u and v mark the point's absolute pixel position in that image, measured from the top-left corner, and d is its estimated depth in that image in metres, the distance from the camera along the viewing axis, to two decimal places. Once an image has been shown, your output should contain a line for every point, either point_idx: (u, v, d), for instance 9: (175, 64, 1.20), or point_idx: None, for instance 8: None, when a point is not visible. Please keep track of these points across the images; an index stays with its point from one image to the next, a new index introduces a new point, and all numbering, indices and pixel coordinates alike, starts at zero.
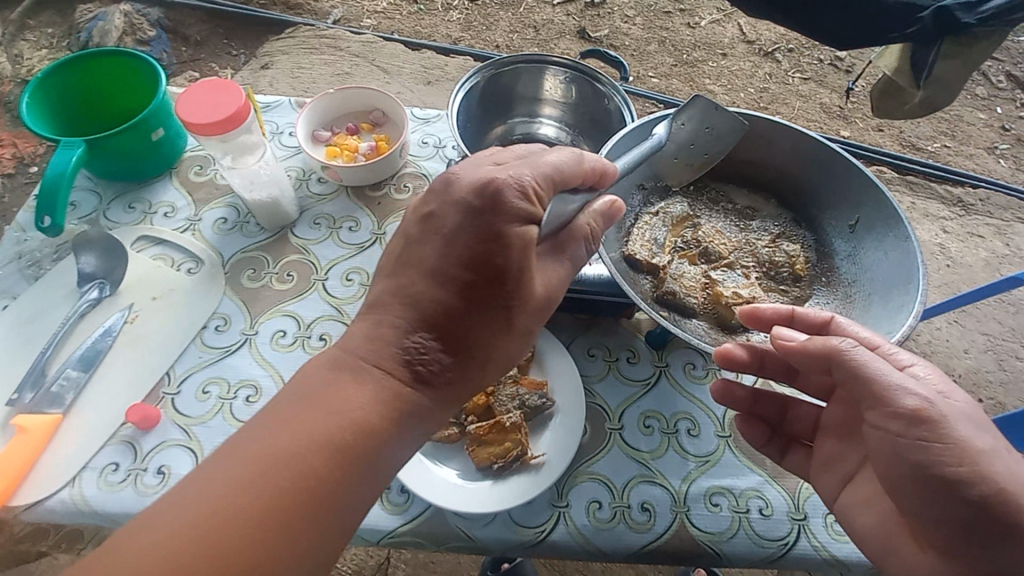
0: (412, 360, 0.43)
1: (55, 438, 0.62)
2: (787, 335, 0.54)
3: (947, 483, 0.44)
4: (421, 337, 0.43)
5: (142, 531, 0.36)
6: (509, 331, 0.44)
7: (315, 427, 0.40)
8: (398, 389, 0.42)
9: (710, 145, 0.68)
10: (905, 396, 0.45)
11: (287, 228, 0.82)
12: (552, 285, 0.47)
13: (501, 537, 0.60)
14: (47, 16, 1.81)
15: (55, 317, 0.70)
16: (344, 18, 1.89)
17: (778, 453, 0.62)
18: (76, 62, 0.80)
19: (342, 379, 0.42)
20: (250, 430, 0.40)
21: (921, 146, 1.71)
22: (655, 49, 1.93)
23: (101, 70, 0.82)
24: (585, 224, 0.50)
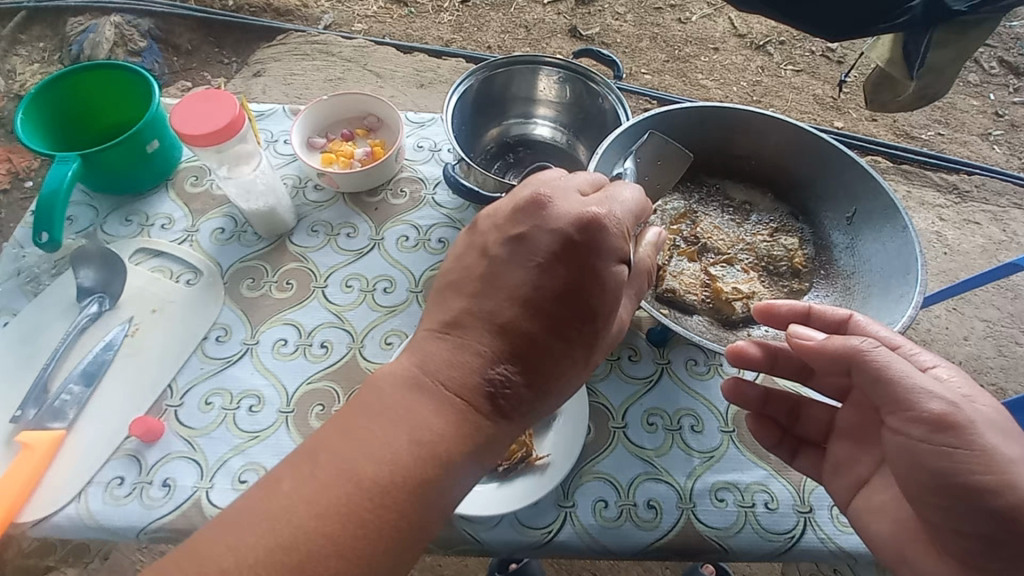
0: (495, 394, 0.42)
1: (60, 453, 0.62)
2: (803, 332, 0.54)
3: (972, 491, 0.44)
4: (505, 370, 0.42)
5: (225, 527, 0.38)
6: (584, 364, 0.44)
7: (396, 446, 0.39)
8: (479, 422, 0.41)
9: (671, 173, 0.69)
10: (929, 400, 0.46)
11: (284, 236, 0.82)
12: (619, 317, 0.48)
13: (508, 538, 0.60)
14: (37, 30, 1.81)
15: (56, 333, 0.70)
16: (336, 23, 1.89)
17: (790, 454, 0.62)
18: (68, 75, 0.79)
19: (421, 402, 0.41)
20: (337, 433, 0.41)
21: (915, 135, 1.71)
22: (647, 45, 1.93)
23: (93, 83, 0.82)
24: (648, 259, 0.49)
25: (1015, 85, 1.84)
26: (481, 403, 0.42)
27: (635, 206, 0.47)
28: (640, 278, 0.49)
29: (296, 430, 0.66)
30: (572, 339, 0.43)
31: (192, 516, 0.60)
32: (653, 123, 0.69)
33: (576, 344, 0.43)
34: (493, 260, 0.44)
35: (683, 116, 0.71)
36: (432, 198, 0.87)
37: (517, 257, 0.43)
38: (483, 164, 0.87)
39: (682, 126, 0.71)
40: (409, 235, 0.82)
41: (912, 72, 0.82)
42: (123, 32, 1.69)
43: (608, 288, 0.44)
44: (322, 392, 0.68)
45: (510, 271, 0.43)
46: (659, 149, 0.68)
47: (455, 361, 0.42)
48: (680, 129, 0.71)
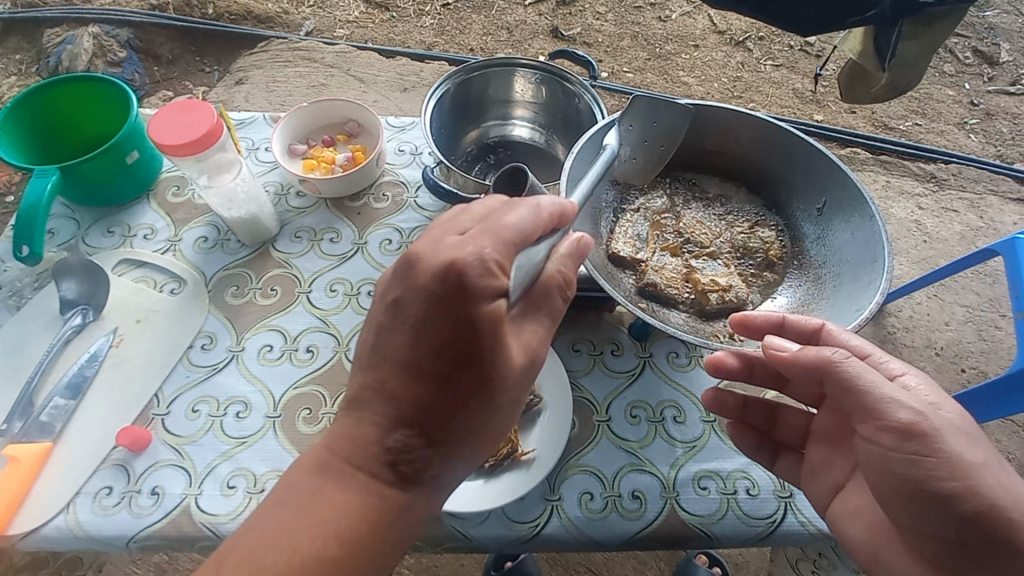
0: (396, 461, 0.42)
1: (46, 467, 0.62)
2: (778, 342, 0.55)
3: (940, 497, 0.45)
4: (402, 435, 0.41)
5: None
6: (493, 408, 0.42)
7: (334, 502, 0.41)
8: (384, 489, 0.42)
9: (659, 144, 0.73)
10: (898, 410, 0.46)
11: (268, 243, 0.82)
12: (532, 350, 0.44)
13: (497, 534, 0.61)
14: (14, 43, 1.79)
15: (39, 347, 0.70)
16: (317, 29, 1.89)
17: (769, 459, 0.63)
18: (39, 90, 0.79)
19: (330, 478, 0.42)
20: (272, 504, 0.42)
21: (893, 126, 1.74)
22: (629, 44, 1.95)
23: (63, 96, 0.81)
24: (557, 272, 0.45)
25: (989, 74, 1.88)
26: (383, 472, 0.42)
27: (551, 209, 0.44)
28: (547, 298, 0.45)
29: (284, 436, 0.66)
30: (470, 389, 0.41)
31: (182, 524, 0.60)
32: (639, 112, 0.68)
33: (476, 392, 0.41)
34: (399, 334, 0.41)
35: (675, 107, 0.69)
36: (414, 201, 0.87)
37: (399, 322, 0.41)
38: (464, 166, 0.88)
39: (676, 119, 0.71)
40: (392, 239, 0.83)
41: (882, 65, 0.84)
42: (102, 43, 1.68)
43: (494, 327, 0.40)
44: (309, 396, 0.69)
45: (392, 336, 0.41)
46: (646, 120, 0.69)
47: (366, 443, 0.42)
48: (669, 117, 0.70)
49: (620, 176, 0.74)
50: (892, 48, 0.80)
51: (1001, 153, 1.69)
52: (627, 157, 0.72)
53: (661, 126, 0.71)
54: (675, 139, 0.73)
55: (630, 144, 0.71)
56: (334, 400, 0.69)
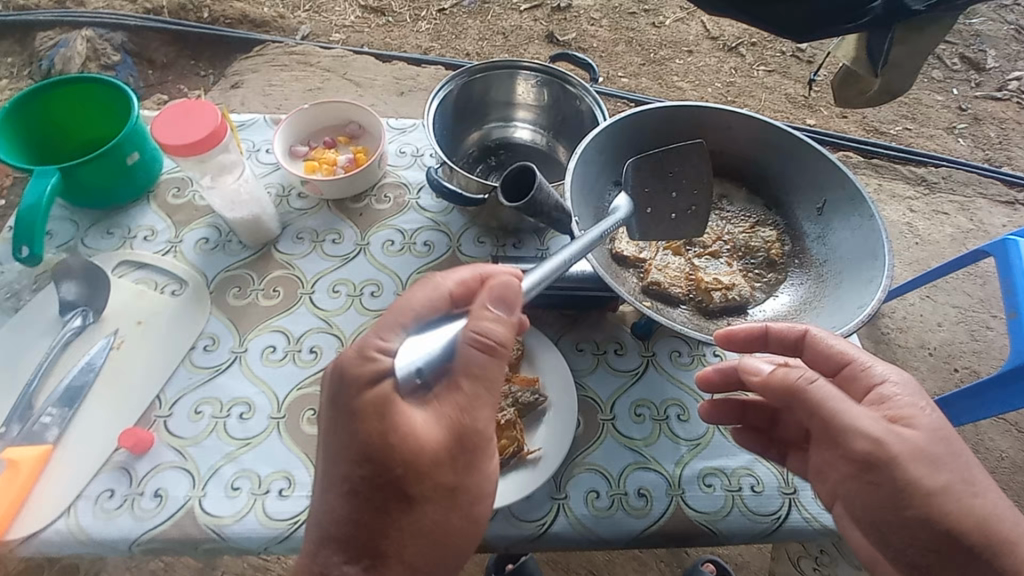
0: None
1: (45, 470, 0.61)
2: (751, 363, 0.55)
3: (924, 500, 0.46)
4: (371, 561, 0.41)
5: None
6: (416, 501, 0.42)
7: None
8: None
9: (692, 194, 0.68)
10: (858, 440, 0.47)
11: (270, 244, 0.82)
12: (454, 425, 0.42)
13: (504, 533, 0.61)
14: (5, 46, 1.78)
15: (39, 349, 0.69)
16: (313, 34, 1.90)
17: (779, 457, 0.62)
18: (33, 102, 0.78)
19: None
20: None
21: (884, 130, 1.77)
22: (623, 50, 1.96)
23: (55, 105, 0.81)
24: (471, 332, 0.41)
25: (976, 80, 1.91)
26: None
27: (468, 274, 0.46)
28: (467, 366, 0.41)
29: (289, 437, 0.66)
30: (376, 484, 0.41)
31: (186, 526, 0.60)
32: (628, 155, 0.73)
33: (385, 486, 0.41)
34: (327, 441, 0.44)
35: (680, 151, 0.69)
36: (416, 202, 0.88)
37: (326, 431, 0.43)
38: (466, 167, 0.88)
39: (693, 154, 0.68)
40: (394, 240, 0.83)
41: (876, 70, 0.87)
42: (96, 47, 1.67)
43: (383, 419, 0.41)
44: (313, 397, 0.69)
45: None
46: (659, 172, 0.68)
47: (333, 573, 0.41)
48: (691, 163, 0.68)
49: (652, 234, 0.68)
50: (884, 51, 0.83)
51: (989, 157, 1.72)
52: (655, 212, 0.68)
53: (677, 169, 0.69)
54: (705, 179, 0.68)
55: (654, 198, 0.68)
56: None
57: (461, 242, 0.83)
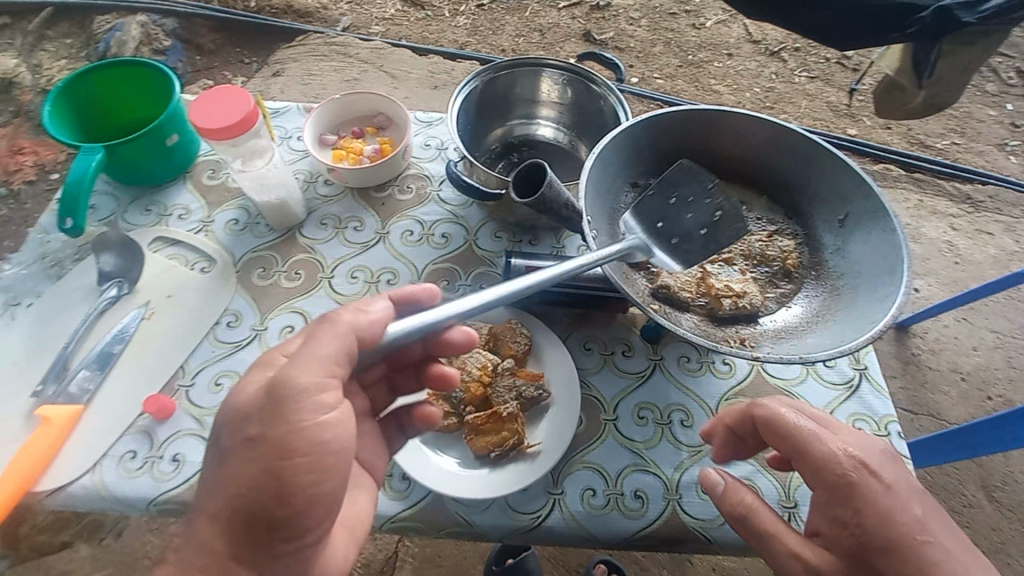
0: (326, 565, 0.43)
1: (75, 428, 0.65)
2: (712, 479, 0.53)
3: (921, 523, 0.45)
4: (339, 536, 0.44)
5: None
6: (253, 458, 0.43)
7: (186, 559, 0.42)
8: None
9: (710, 207, 0.66)
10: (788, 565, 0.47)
11: (295, 229, 0.85)
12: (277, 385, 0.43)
13: (498, 522, 0.62)
14: (65, 28, 1.89)
15: (77, 314, 0.74)
16: (354, 26, 1.94)
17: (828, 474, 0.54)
18: (78, 92, 0.83)
19: None
20: None
21: (930, 144, 1.71)
22: (661, 51, 1.94)
23: (98, 95, 0.85)
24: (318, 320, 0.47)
25: None
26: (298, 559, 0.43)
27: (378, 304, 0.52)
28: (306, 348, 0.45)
29: None
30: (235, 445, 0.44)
31: None
32: (645, 156, 0.72)
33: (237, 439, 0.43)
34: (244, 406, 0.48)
35: (681, 169, 0.69)
36: (437, 194, 0.89)
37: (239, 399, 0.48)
38: (487, 162, 0.89)
39: (683, 172, 0.69)
40: (414, 230, 0.85)
41: (922, 80, 0.85)
42: (148, 32, 1.75)
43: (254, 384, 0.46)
44: None
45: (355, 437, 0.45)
46: (661, 206, 0.68)
47: None
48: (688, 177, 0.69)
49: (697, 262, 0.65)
50: (932, 63, 0.81)
51: None
52: (686, 236, 0.66)
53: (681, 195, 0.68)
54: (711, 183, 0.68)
55: (673, 224, 0.67)
56: None
57: (478, 237, 0.85)
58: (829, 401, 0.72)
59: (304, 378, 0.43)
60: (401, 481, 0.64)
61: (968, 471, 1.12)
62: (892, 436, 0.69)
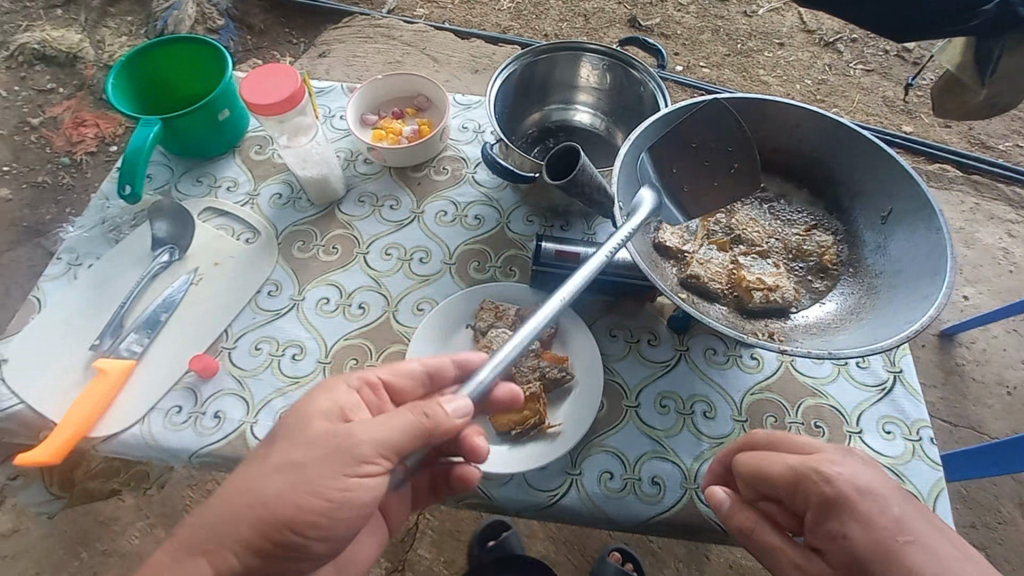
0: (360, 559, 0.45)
1: (128, 381, 0.70)
2: (717, 496, 0.54)
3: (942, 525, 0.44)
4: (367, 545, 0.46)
5: None
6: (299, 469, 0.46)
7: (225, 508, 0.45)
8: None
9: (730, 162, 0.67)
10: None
11: (334, 205, 0.88)
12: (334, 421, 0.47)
13: (516, 497, 0.64)
14: (126, 5, 1.97)
15: (133, 276, 0.79)
16: (399, 8, 1.96)
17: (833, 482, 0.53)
18: (136, 75, 0.87)
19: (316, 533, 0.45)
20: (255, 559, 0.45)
21: (992, 145, 1.61)
22: (708, 38, 1.89)
23: (153, 78, 0.89)
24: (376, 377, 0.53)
25: None
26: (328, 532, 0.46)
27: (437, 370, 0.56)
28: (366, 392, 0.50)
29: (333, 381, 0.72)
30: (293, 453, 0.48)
31: (238, 446, 0.67)
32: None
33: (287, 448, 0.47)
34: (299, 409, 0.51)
35: (707, 110, 0.65)
36: (472, 176, 0.91)
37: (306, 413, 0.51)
38: (522, 146, 0.89)
39: (708, 116, 0.65)
40: (447, 211, 0.87)
41: (983, 78, 0.81)
42: (203, 11, 1.82)
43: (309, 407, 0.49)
44: (357, 348, 0.74)
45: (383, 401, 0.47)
46: (679, 151, 0.67)
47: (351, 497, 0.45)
48: (715, 124, 0.66)
49: (698, 214, 0.69)
50: (994, 61, 0.79)
51: None
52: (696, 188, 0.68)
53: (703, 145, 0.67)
54: (739, 126, 0.65)
55: (687, 173, 0.67)
56: (380, 354, 0.74)
57: (510, 219, 0.86)
58: (860, 402, 0.70)
59: (362, 444, 0.45)
60: None
61: (1007, 487, 1.09)
62: (923, 441, 0.67)
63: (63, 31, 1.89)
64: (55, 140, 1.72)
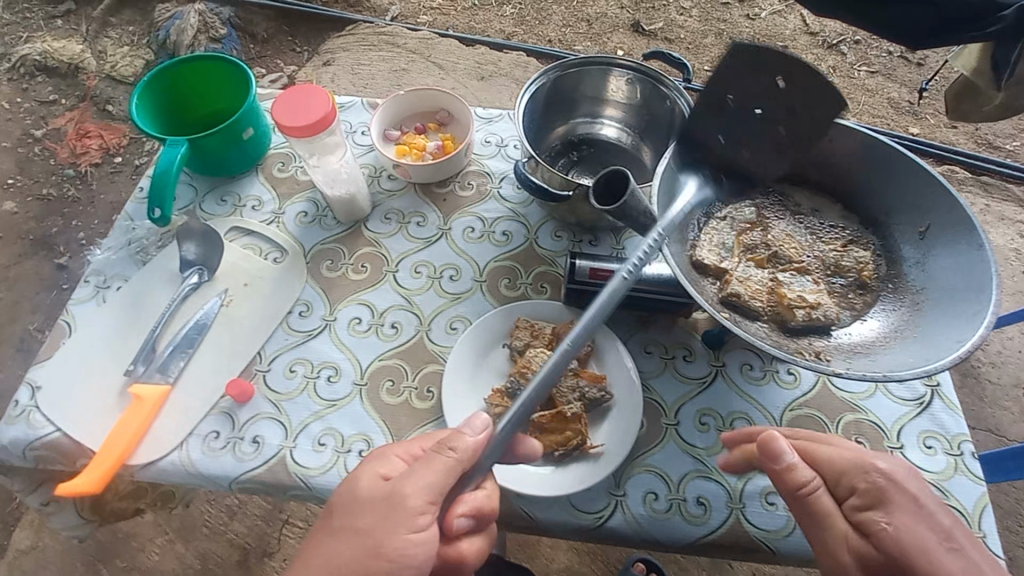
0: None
1: (163, 407, 0.70)
2: (775, 446, 0.54)
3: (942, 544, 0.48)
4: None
5: None
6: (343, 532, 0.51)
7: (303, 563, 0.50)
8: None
9: (763, 63, 0.64)
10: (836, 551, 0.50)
11: (360, 222, 0.87)
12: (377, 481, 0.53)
13: (561, 519, 0.64)
14: (128, 15, 1.96)
15: (163, 299, 0.78)
16: (402, 15, 1.95)
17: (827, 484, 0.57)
18: (153, 101, 0.86)
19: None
20: None
21: (999, 145, 1.62)
22: (712, 42, 1.89)
23: (169, 102, 0.88)
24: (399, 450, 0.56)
25: None
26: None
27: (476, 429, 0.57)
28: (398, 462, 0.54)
29: (370, 404, 0.71)
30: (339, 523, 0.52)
31: (278, 471, 0.67)
32: (715, 161, 0.71)
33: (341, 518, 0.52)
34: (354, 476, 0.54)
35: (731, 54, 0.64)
36: (497, 191, 0.90)
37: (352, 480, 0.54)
38: (548, 161, 0.89)
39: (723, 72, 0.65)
40: (475, 227, 0.86)
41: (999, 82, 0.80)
42: (206, 20, 1.81)
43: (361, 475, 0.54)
44: (392, 369, 0.74)
45: None
46: (718, 108, 0.67)
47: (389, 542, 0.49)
48: (737, 71, 0.65)
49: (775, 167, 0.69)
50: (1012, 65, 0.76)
51: None
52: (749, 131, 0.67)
53: (741, 93, 0.66)
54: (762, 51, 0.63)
55: (739, 122, 0.67)
56: (416, 375, 0.73)
57: (539, 235, 0.85)
58: (899, 416, 0.71)
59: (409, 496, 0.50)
60: None
61: None
62: (965, 456, 0.67)
63: (64, 42, 1.88)
64: (60, 152, 1.70)
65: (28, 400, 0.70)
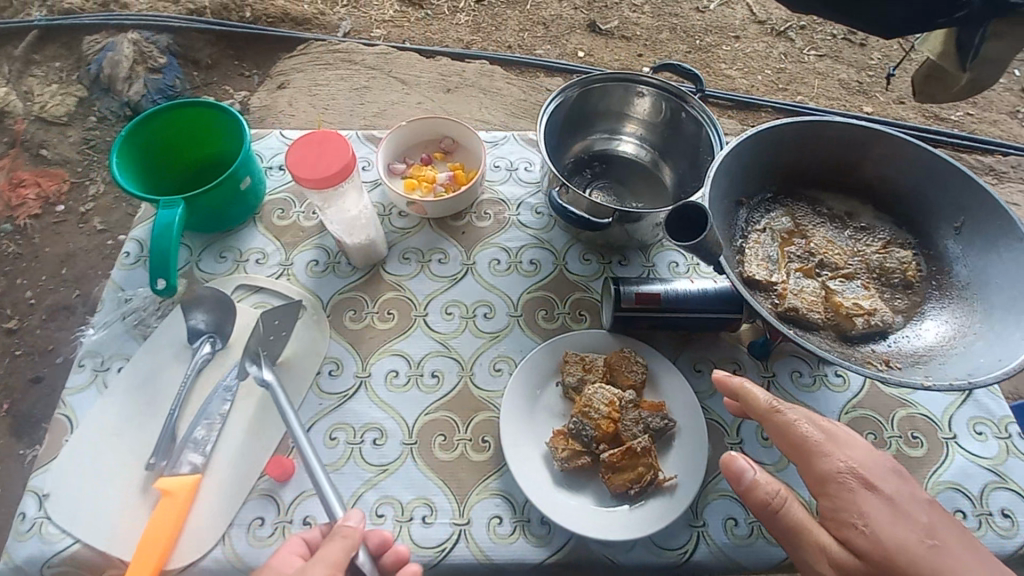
0: None
1: (196, 498, 0.63)
2: (736, 466, 0.53)
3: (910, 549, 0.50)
4: None
5: None
6: None
7: None
8: None
9: None
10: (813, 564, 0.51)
11: (377, 265, 0.82)
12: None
13: (646, 560, 0.62)
14: (51, 50, 1.79)
15: (173, 376, 0.71)
16: (354, 30, 1.88)
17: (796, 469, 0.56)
18: (133, 157, 0.77)
19: None
20: None
21: (946, 116, 1.71)
22: (668, 37, 1.91)
23: (149, 155, 0.80)
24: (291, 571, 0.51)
25: None
26: None
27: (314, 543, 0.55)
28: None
29: (423, 462, 0.67)
30: None
31: None
32: (752, 174, 0.71)
33: None
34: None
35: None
36: (517, 219, 0.87)
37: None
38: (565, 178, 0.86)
39: None
40: (500, 259, 0.83)
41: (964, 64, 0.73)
42: (142, 50, 1.68)
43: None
44: (442, 422, 0.70)
45: None
46: None
47: None
48: None
49: None
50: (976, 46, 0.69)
51: None
52: None
53: None
54: None
55: None
56: (468, 425, 0.69)
57: (567, 260, 0.83)
58: (946, 406, 0.72)
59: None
60: (541, 525, 0.63)
61: None
62: (1014, 438, 0.69)
63: None
64: None
65: (36, 511, 0.63)
